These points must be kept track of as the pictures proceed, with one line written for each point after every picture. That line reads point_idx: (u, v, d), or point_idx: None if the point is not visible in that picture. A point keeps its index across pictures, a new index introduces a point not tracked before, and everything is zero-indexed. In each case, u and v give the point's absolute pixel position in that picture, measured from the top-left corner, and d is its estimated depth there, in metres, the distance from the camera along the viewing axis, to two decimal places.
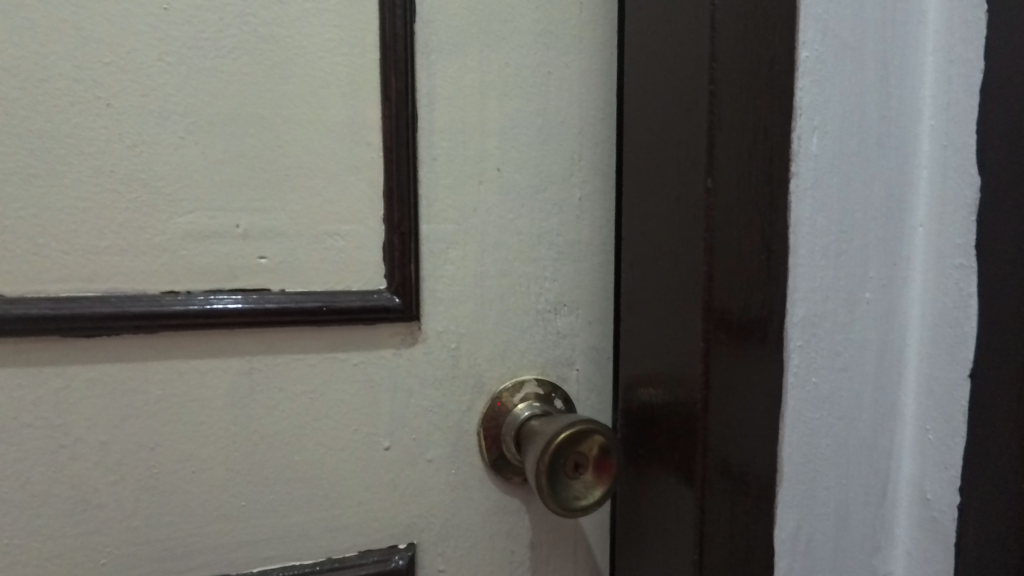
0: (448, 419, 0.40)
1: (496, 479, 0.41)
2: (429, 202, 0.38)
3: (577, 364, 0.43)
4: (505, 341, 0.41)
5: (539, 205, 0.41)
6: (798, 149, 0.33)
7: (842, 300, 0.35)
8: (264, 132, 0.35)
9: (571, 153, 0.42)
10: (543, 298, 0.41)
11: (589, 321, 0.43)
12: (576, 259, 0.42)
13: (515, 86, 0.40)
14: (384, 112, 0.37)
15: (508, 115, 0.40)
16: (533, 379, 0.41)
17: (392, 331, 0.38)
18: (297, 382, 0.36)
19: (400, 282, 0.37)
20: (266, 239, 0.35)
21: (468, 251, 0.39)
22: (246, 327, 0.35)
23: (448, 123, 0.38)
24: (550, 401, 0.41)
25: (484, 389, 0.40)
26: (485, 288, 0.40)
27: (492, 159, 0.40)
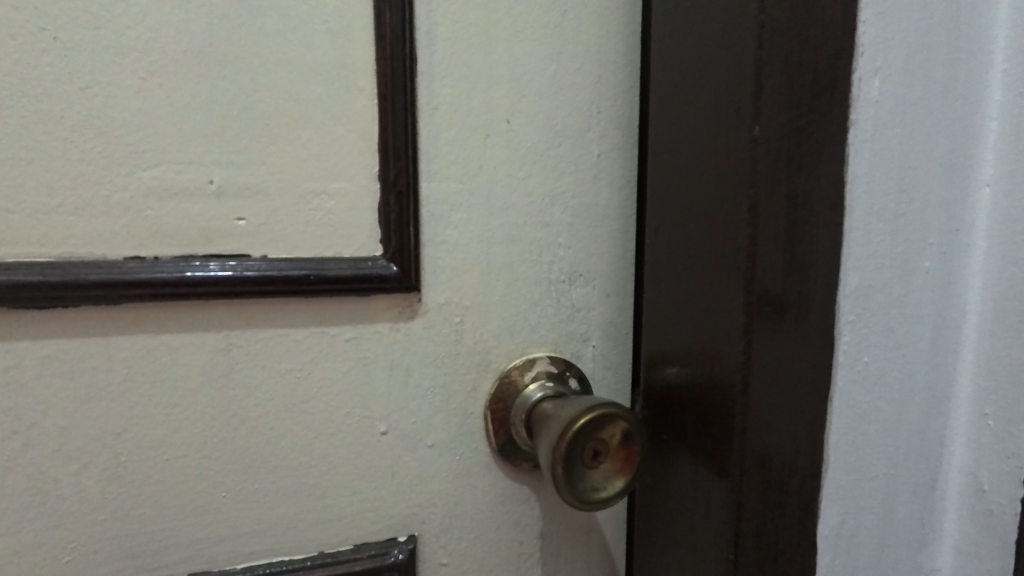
0: (451, 401, 0.36)
1: (503, 465, 0.37)
2: (429, 157, 0.34)
3: (593, 340, 0.39)
4: (514, 315, 0.37)
5: (553, 163, 0.36)
6: (858, 93, 0.28)
7: (898, 270, 0.30)
8: (238, 74, 0.31)
9: (588, 104, 0.37)
10: (556, 268, 0.37)
11: (606, 293, 0.38)
12: (593, 224, 0.38)
13: (526, 26, 0.35)
14: (377, 53, 0.32)
15: (518, 59, 0.35)
16: (545, 357, 0.37)
17: (388, 303, 0.34)
18: (282, 360, 0.33)
19: (397, 248, 0.33)
20: (243, 198, 0.31)
21: (473, 214, 0.35)
22: (223, 298, 0.31)
23: (451, 67, 0.34)
24: (563, 381, 0.37)
25: (491, 367, 0.36)
26: (492, 256, 0.36)
27: (500, 110, 0.35)
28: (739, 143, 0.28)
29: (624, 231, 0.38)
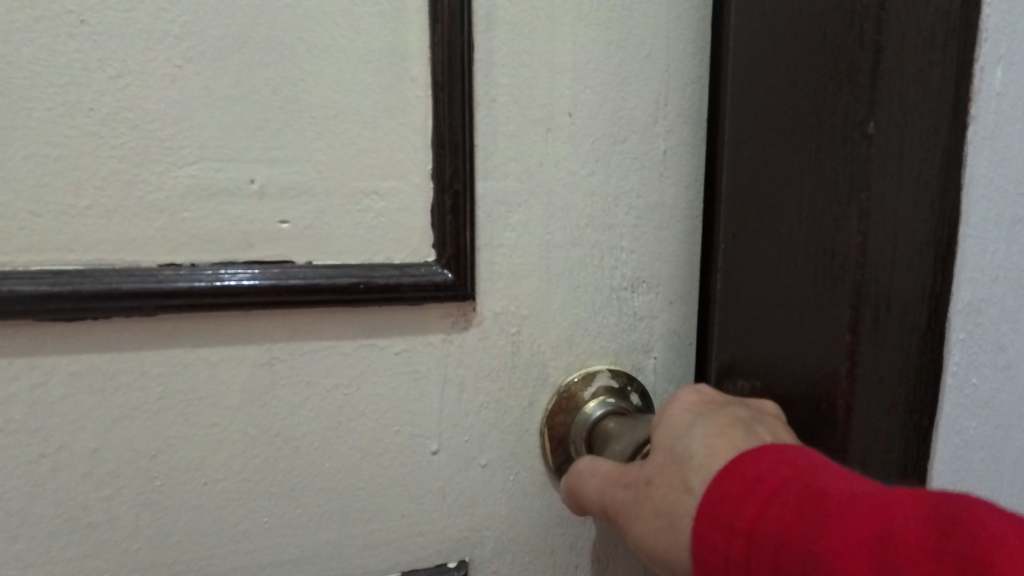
0: (506, 416, 0.33)
1: (560, 486, 0.35)
2: (487, 154, 0.31)
3: (655, 351, 0.36)
4: (573, 324, 0.34)
5: (617, 161, 0.33)
6: (980, 85, 0.25)
7: (1011, 282, 0.28)
8: (283, 62, 0.28)
9: (656, 95, 0.34)
10: (619, 273, 0.34)
11: (670, 301, 0.36)
12: (658, 226, 0.35)
13: (592, 9, 0.32)
14: (433, 38, 0.29)
15: (583, 46, 0.32)
16: (605, 370, 0.35)
17: (441, 312, 0.31)
18: (327, 375, 0.30)
19: (452, 254, 0.31)
20: (288, 198, 0.28)
21: (533, 215, 0.32)
22: (265, 308, 0.28)
23: (511, 55, 0.31)
24: (624, 398, 0.35)
25: (548, 381, 0.34)
26: (551, 261, 0.33)
27: (563, 101, 0.32)
28: (849, 149, 0.25)
29: (691, 234, 0.35)
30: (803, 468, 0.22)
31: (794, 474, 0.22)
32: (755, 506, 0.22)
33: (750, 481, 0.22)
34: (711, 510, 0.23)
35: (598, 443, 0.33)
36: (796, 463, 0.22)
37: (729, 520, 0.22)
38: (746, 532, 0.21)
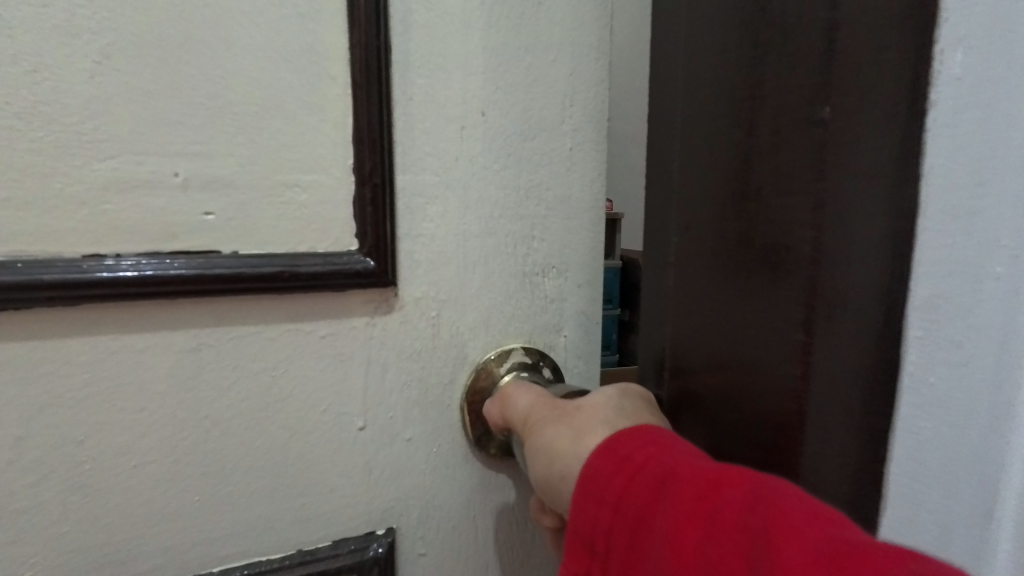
0: (428, 393, 0.36)
1: (480, 456, 0.38)
2: (405, 148, 0.33)
3: (565, 330, 0.39)
4: (489, 307, 0.37)
5: (529, 156, 0.36)
6: (937, 72, 0.26)
7: (966, 275, 0.29)
8: (203, 59, 0.29)
9: (562, 97, 0.37)
10: (531, 260, 0.37)
11: (579, 284, 0.39)
12: (566, 216, 0.38)
13: (502, 17, 0.34)
14: (352, 40, 0.31)
15: (494, 50, 0.35)
16: (520, 348, 0.38)
17: (364, 297, 0.34)
18: (254, 359, 0.32)
19: (373, 243, 0.33)
20: (210, 190, 0.30)
21: (449, 207, 0.35)
22: (190, 296, 0.30)
23: (427, 57, 0.33)
24: (537, 374, 0.38)
25: (467, 360, 0.37)
26: (468, 249, 0.36)
27: (477, 101, 0.35)
28: (810, 136, 0.29)
29: (596, 224, 0.39)
30: (664, 447, 0.26)
31: (655, 452, 0.26)
32: (621, 480, 0.26)
33: (621, 458, 0.27)
34: (587, 483, 0.27)
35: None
36: (659, 444, 0.27)
37: (602, 493, 0.26)
38: (614, 504, 0.26)
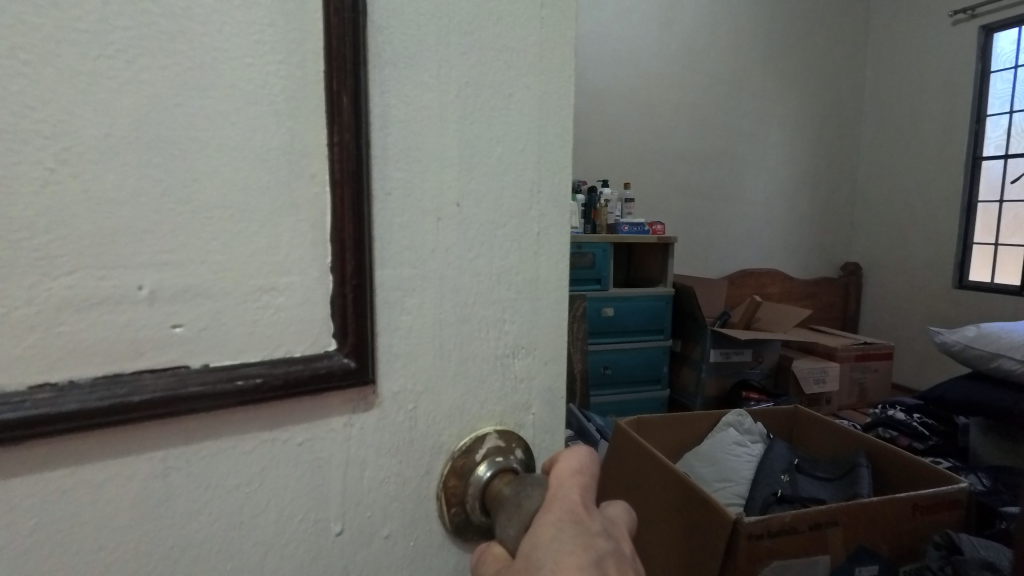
0: (405, 485, 0.35)
1: (456, 540, 0.37)
2: (383, 243, 0.32)
3: (534, 407, 0.40)
4: (464, 394, 0.36)
5: (497, 244, 0.36)
6: None
7: None
8: (173, 160, 0.27)
9: (530, 185, 0.36)
10: (502, 342, 0.37)
11: (545, 361, 0.40)
12: (534, 297, 0.38)
13: (476, 109, 0.34)
14: (333, 138, 0.30)
15: (468, 142, 0.34)
16: (494, 431, 0.38)
17: (342, 397, 0.32)
18: (228, 476, 0.29)
19: (354, 342, 0.31)
20: (180, 301, 0.27)
21: (425, 298, 0.34)
22: (160, 418, 0.27)
23: (404, 148, 0.32)
24: (509, 456, 0.38)
25: (443, 448, 0.36)
26: (442, 337, 0.35)
27: (450, 193, 0.34)
28: None
29: (559, 303, 0.40)
30: None
31: None
32: None
33: None
34: None
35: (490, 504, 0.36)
36: None
37: None
38: None
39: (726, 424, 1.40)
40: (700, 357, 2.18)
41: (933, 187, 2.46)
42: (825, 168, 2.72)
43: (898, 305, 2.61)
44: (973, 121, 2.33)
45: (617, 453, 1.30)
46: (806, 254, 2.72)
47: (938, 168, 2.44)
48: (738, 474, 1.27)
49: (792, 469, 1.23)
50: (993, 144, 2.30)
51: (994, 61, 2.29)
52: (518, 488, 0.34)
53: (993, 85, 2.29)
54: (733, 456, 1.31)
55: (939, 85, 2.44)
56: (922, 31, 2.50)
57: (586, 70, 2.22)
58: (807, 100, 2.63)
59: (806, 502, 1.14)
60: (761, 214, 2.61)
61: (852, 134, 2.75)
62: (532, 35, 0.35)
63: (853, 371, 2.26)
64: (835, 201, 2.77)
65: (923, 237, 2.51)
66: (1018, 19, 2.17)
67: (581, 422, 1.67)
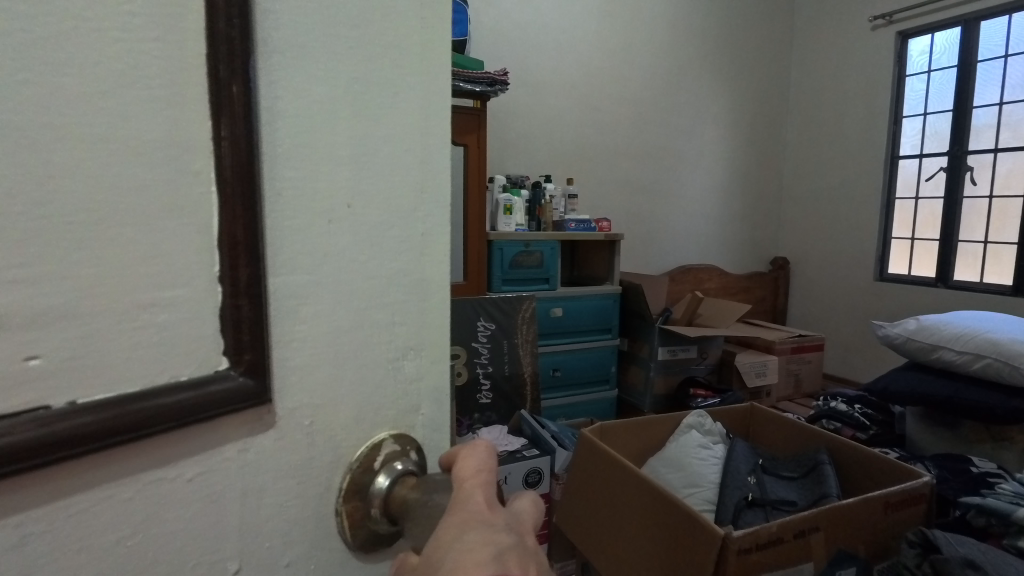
0: (306, 508, 0.31)
1: (359, 554, 0.34)
2: (277, 246, 0.28)
3: (424, 408, 0.36)
4: (360, 401, 0.33)
5: (392, 244, 0.31)
6: None
7: None
8: (25, 151, 0.21)
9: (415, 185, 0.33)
10: (390, 345, 0.33)
11: (432, 360, 0.36)
12: (424, 296, 0.34)
13: (368, 105, 0.30)
14: (224, 131, 0.26)
15: (356, 138, 0.30)
16: (389, 437, 0.34)
17: (237, 421, 0.28)
18: (107, 531, 0.24)
19: (251, 359, 0.28)
20: (34, 326, 0.22)
21: (322, 305, 0.30)
22: (23, 474, 0.21)
23: (296, 147, 0.28)
24: (406, 460, 0.35)
25: (340, 464, 0.32)
26: (340, 347, 0.31)
27: (342, 192, 0.30)
28: None
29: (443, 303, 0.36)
30: None
31: None
32: None
33: None
34: None
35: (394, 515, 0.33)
36: None
37: None
38: None
39: (688, 426, 1.44)
40: (648, 355, 2.21)
41: (855, 184, 2.60)
42: (759, 165, 2.83)
43: (823, 295, 2.73)
44: (891, 122, 2.46)
45: (584, 467, 1.31)
46: (739, 248, 2.80)
47: (859, 166, 2.58)
48: (706, 478, 1.29)
49: (756, 470, 1.28)
50: (908, 143, 2.45)
51: (910, 65, 2.43)
52: (427, 494, 0.32)
53: (908, 88, 2.43)
54: (698, 459, 1.33)
55: (858, 87, 2.57)
56: (841, 35, 2.63)
57: (528, 61, 2.20)
58: (739, 97, 2.72)
59: (775, 505, 1.17)
60: (698, 208, 2.67)
61: (779, 132, 2.87)
62: (421, 28, 0.32)
63: (789, 363, 2.35)
64: (764, 196, 2.87)
65: (846, 230, 2.64)
66: (930, 27, 2.32)
67: (535, 430, 1.66)
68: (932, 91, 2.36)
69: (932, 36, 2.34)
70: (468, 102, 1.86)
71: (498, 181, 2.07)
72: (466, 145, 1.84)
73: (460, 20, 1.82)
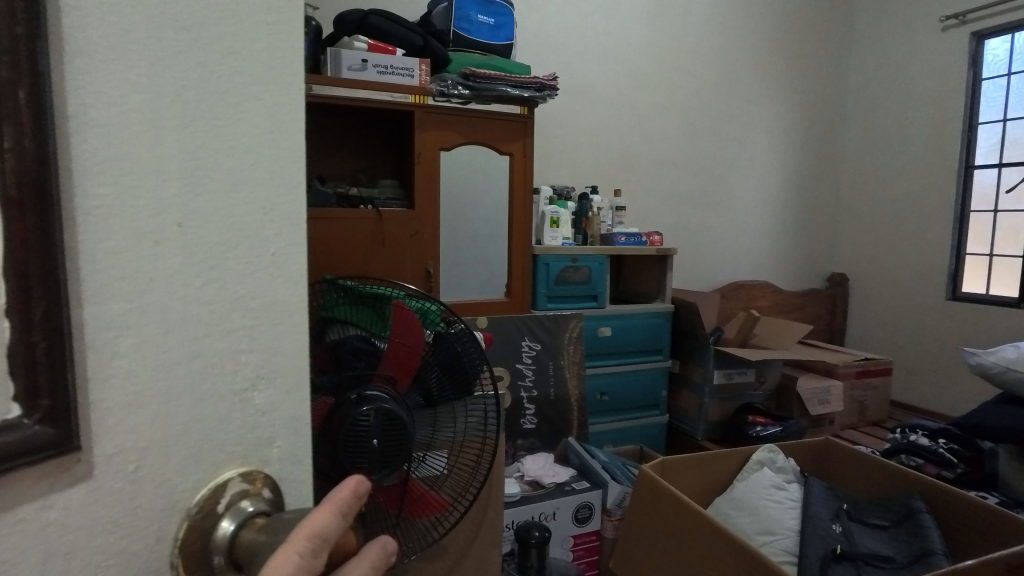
0: (131, 564, 0.26)
1: None
2: (93, 270, 0.24)
3: (280, 439, 0.32)
4: (202, 439, 0.28)
5: (230, 265, 0.28)
6: None
7: None
8: None
9: (263, 201, 0.29)
10: (240, 375, 0.29)
11: (289, 391, 0.31)
12: (276, 319, 0.30)
13: (202, 115, 0.27)
14: (9, 142, 0.22)
15: (189, 151, 0.26)
16: (237, 476, 0.30)
17: (33, 476, 0.23)
18: None
19: (49, 405, 0.23)
20: None
21: (147, 335, 0.26)
22: None
23: (110, 156, 0.24)
24: (258, 498, 0.30)
25: (176, 507, 0.27)
26: (170, 380, 0.27)
27: (172, 210, 0.26)
28: None
29: (299, 335, 0.32)
30: None
31: None
32: None
33: None
34: None
35: (240, 564, 0.29)
36: None
37: None
38: None
39: (759, 463, 1.35)
40: (701, 380, 2.08)
41: (922, 196, 2.39)
42: (819, 173, 2.66)
43: (885, 316, 2.51)
44: (966, 128, 2.26)
45: (644, 507, 1.21)
46: (794, 264, 2.63)
47: (927, 177, 2.38)
48: (783, 525, 1.18)
49: (840, 517, 1.17)
50: (984, 151, 2.25)
51: (986, 68, 2.24)
52: (275, 538, 0.28)
53: (984, 92, 2.25)
54: (773, 503, 1.23)
55: (925, 93, 2.39)
56: (906, 34, 2.46)
57: (574, 68, 2.13)
58: (796, 102, 2.57)
59: (868, 559, 1.05)
60: (750, 221, 2.52)
61: (836, 142, 2.68)
62: (267, 46, 0.29)
63: (852, 390, 2.18)
64: (820, 209, 2.68)
65: (912, 246, 2.42)
66: (1013, 24, 2.13)
67: (583, 460, 1.60)
68: (1012, 93, 2.17)
69: (1012, 36, 2.16)
70: (513, 108, 1.75)
71: (543, 192, 1.98)
72: (511, 154, 1.77)
73: (504, 24, 1.79)
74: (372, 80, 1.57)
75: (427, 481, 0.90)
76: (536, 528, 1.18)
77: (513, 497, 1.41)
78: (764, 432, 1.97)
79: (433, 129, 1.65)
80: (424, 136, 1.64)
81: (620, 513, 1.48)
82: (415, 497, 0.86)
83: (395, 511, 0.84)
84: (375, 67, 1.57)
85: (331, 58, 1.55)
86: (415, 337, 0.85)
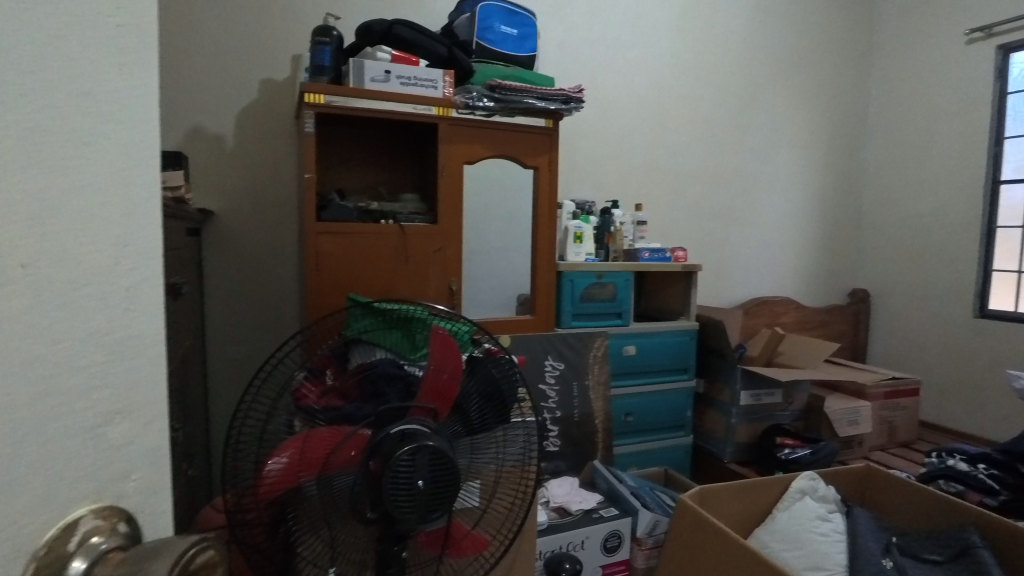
0: None
1: None
2: None
3: (136, 473, 0.33)
4: (51, 479, 0.29)
5: (80, 303, 0.30)
6: None
7: None
8: None
9: (116, 236, 0.32)
10: (92, 413, 0.31)
11: (145, 424, 0.34)
12: (129, 358, 0.33)
13: (48, 156, 0.29)
14: None
15: (38, 190, 0.28)
16: (88, 513, 0.31)
17: None
18: None
19: None
20: None
21: None
22: None
23: None
24: (113, 534, 0.32)
25: (22, 553, 0.28)
26: (15, 423, 0.28)
27: (18, 251, 0.28)
28: None
29: (153, 361, 0.34)
30: None
31: None
32: None
33: None
34: None
35: None
36: None
37: None
38: None
39: (799, 492, 1.29)
40: (729, 400, 1.99)
41: (947, 212, 2.30)
42: (842, 184, 2.58)
43: (912, 334, 2.41)
44: (993, 143, 2.17)
45: (687, 542, 1.18)
46: (816, 279, 2.55)
47: (954, 192, 2.28)
48: (830, 560, 1.12)
49: (891, 551, 1.12)
50: (1013, 166, 2.15)
51: (1012, 82, 2.16)
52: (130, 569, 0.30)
53: (1011, 108, 2.16)
54: (819, 536, 1.17)
55: (948, 107, 2.31)
56: (933, 44, 2.37)
57: (596, 80, 2.10)
58: (820, 114, 2.51)
59: None
60: (772, 236, 2.46)
61: (857, 155, 2.61)
62: (120, 88, 0.32)
63: (882, 410, 2.09)
64: (841, 223, 2.60)
65: (940, 263, 2.32)
66: None
67: (611, 485, 1.56)
68: None
69: None
70: (539, 120, 1.71)
71: (567, 207, 1.93)
72: (537, 167, 1.72)
73: (529, 35, 1.75)
74: (396, 92, 1.51)
75: (469, 519, 0.86)
76: (568, 560, 1.16)
77: (543, 526, 1.36)
78: (793, 454, 1.88)
79: (459, 142, 1.60)
80: (449, 150, 1.59)
81: (651, 542, 1.45)
82: (457, 538, 0.84)
83: (437, 554, 0.83)
84: (399, 78, 1.52)
85: (354, 68, 1.49)
86: (454, 363, 0.81)
